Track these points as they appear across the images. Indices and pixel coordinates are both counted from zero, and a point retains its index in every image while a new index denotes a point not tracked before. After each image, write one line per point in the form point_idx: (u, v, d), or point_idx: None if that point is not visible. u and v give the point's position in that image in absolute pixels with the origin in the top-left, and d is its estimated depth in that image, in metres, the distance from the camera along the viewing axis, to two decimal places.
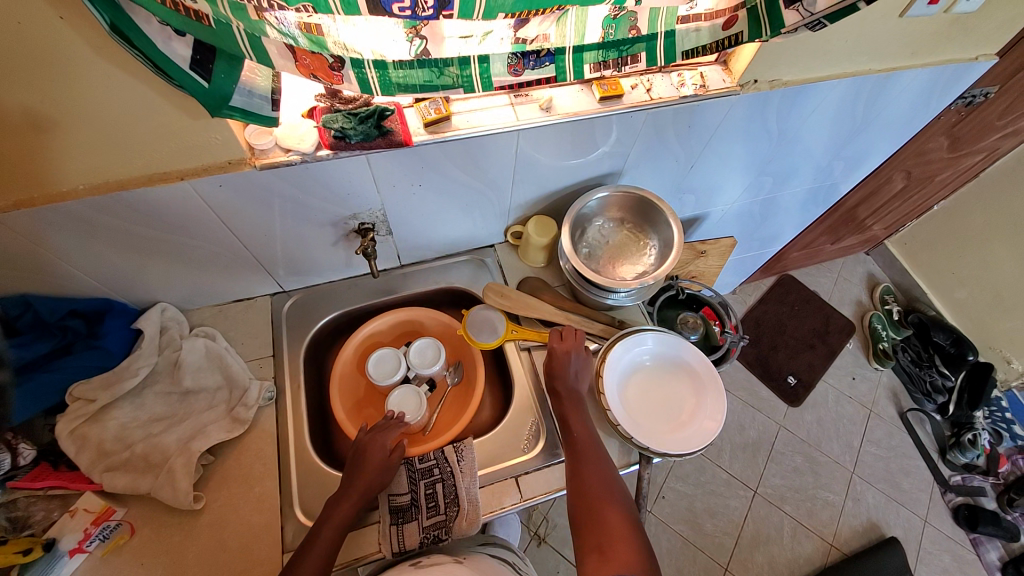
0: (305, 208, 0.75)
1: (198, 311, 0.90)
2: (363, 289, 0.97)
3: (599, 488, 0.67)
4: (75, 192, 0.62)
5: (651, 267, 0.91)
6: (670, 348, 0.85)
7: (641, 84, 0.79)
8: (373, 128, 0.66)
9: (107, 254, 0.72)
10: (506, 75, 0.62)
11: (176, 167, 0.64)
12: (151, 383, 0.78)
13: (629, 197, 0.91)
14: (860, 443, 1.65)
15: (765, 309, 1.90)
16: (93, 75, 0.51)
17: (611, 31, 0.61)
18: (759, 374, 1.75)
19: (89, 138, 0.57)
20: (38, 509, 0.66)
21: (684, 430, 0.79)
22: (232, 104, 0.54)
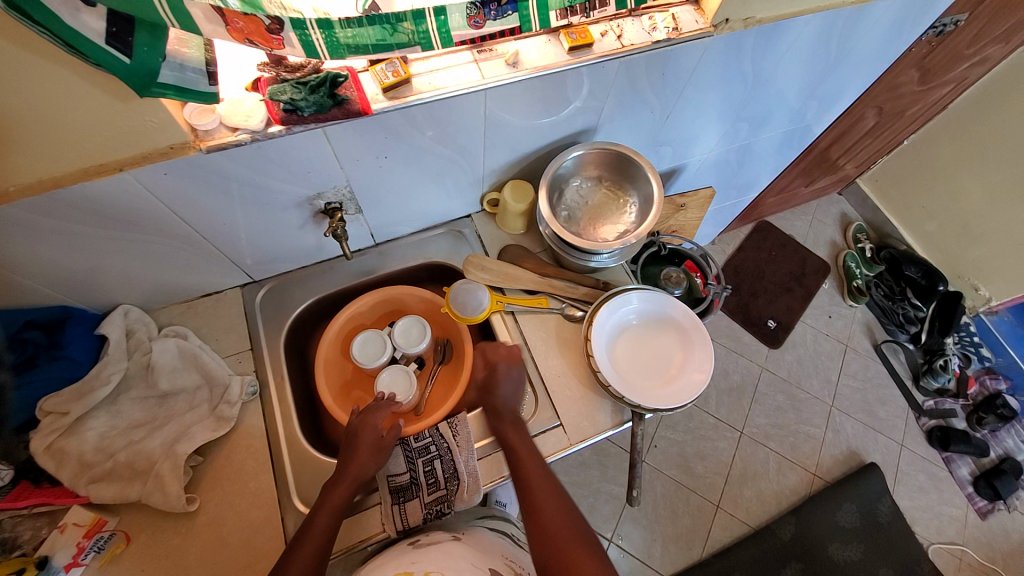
0: (264, 191, 0.71)
1: (165, 310, 0.85)
2: (338, 272, 0.93)
3: (544, 490, 0.70)
4: (5, 195, 0.56)
5: (632, 226, 0.89)
6: (656, 305, 0.84)
7: (611, 30, 0.74)
8: (326, 98, 0.60)
9: (53, 257, 0.66)
10: (466, 29, 0.57)
11: (113, 158, 0.58)
12: (126, 389, 0.75)
13: (606, 153, 0.87)
14: (838, 377, 1.73)
15: (744, 257, 1.92)
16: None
17: None
18: (741, 320, 1.79)
19: (5, 134, 0.51)
20: (25, 529, 0.65)
21: (675, 384, 0.80)
22: (161, 81, 0.49)
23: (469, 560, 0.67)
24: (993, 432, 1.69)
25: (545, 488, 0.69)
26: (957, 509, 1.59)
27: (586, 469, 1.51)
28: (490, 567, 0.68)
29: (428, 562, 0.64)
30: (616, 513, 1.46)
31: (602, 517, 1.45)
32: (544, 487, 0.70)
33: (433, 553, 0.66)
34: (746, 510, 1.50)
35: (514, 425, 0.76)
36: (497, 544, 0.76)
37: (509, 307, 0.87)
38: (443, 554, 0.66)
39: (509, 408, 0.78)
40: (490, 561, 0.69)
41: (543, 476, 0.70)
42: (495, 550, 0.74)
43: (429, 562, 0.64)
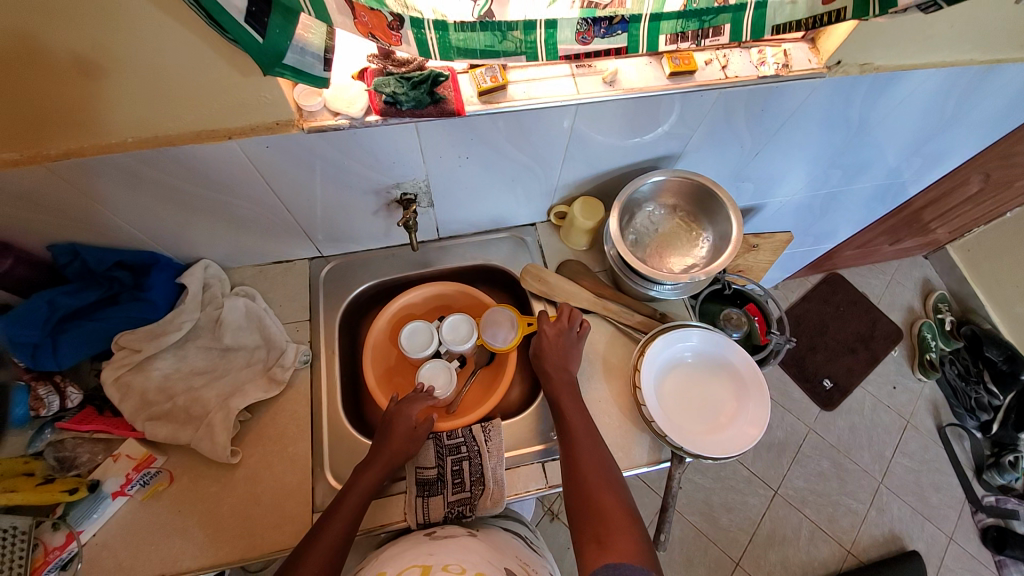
0: (349, 174, 0.73)
1: (239, 270, 0.91)
2: (399, 260, 0.95)
3: (585, 444, 0.70)
4: (125, 144, 0.61)
5: (701, 261, 0.85)
6: (713, 347, 0.81)
7: (716, 59, 0.72)
8: (425, 95, 0.62)
9: (154, 207, 0.72)
10: (573, 44, 0.57)
11: (225, 125, 0.62)
12: (194, 337, 0.80)
13: (686, 183, 0.84)
14: (892, 454, 1.59)
15: (806, 307, 1.81)
16: (139, 22, 0.48)
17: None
18: (793, 374, 1.69)
19: (135, 90, 0.55)
20: (83, 451, 0.70)
21: (722, 433, 0.76)
22: (285, 62, 0.51)
23: (484, 557, 0.65)
24: None
25: (590, 447, 0.70)
26: None
27: None
28: (506, 566, 0.66)
29: (444, 555, 0.63)
30: None
31: None
32: (586, 437, 0.71)
33: (449, 546, 0.66)
34: None
35: (574, 400, 0.75)
36: (512, 545, 0.74)
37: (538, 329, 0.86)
38: (459, 549, 0.65)
39: (560, 362, 0.79)
40: (504, 561, 0.67)
41: (588, 430, 0.72)
42: (509, 550, 0.72)
43: (445, 554, 0.63)
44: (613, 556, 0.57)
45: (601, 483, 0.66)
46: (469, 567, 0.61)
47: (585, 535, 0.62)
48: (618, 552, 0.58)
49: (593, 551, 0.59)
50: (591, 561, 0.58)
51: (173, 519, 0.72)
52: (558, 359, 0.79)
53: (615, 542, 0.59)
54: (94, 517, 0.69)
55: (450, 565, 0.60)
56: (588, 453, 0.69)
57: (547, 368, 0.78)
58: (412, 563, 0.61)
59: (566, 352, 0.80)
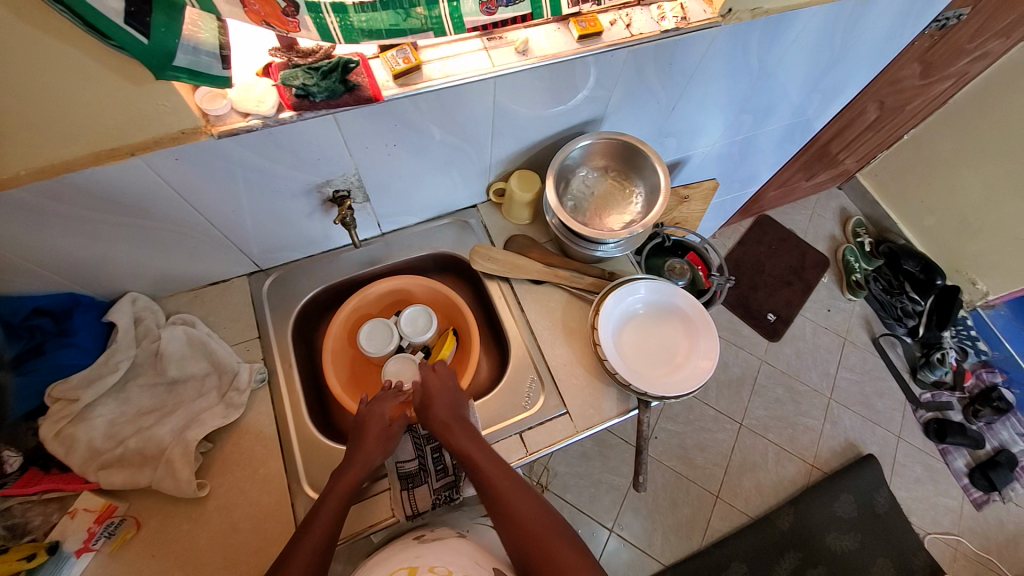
0: (275, 178, 0.71)
1: (172, 298, 0.85)
2: (344, 261, 0.93)
3: (505, 481, 0.69)
4: (18, 178, 0.55)
5: (637, 216, 0.89)
6: (661, 295, 0.85)
7: (620, 19, 0.74)
8: (338, 84, 0.60)
9: (63, 242, 0.66)
10: (478, 15, 0.57)
11: (126, 142, 0.57)
12: (135, 375, 0.76)
13: (613, 143, 0.87)
14: (837, 370, 1.74)
15: (744, 250, 1.93)
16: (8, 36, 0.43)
17: None
18: (741, 313, 1.81)
19: (15, 114, 0.50)
20: (35, 514, 0.65)
21: (680, 371, 0.80)
22: (177, 64, 0.49)
23: (473, 557, 0.66)
24: (988, 424, 1.71)
25: (512, 486, 0.69)
26: (952, 500, 1.61)
27: (587, 460, 1.52)
28: (495, 567, 0.67)
29: (432, 556, 0.64)
30: (617, 503, 1.47)
31: (603, 507, 1.47)
32: (503, 474, 0.70)
33: (435, 547, 0.67)
34: (745, 501, 1.52)
35: (473, 438, 0.73)
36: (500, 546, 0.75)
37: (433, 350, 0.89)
38: (444, 550, 0.66)
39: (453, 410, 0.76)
40: (492, 561, 0.68)
41: (500, 467, 0.70)
42: (499, 553, 0.73)
43: (432, 556, 0.64)
44: None
45: (542, 523, 0.66)
46: (456, 569, 0.62)
47: None
48: None
49: None
50: None
51: (145, 567, 0.68)
52: (448, 401, 0.77)
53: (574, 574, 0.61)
54: None
55: (437, 566, 0.61)
56: (509, 485, 0.69)
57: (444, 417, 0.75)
58: (400, 567, 0.62)
59: (445, 397, 0.78)
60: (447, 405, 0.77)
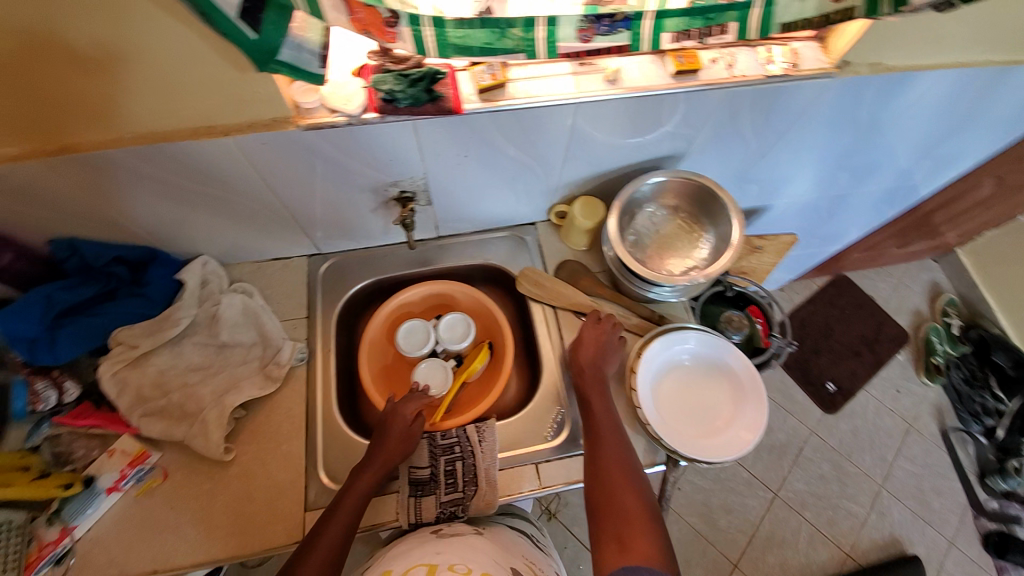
0: (346, 172, 0.72)
1: (237, 267, 0.90)
2: (398, 258, 0.94)
3: (605, 428, 0.72)
4: (121, 140, 0.61)
5: (702, 263, 0.84)
6: (711, 350, 0.80)
7: (723, 58, 0.70)
8: (423, 92, 0.61)
9: (149, 202, 0.71)
10: (574, 41, 0.55)
11: (219, 122, 0.61)
12: (191, 333, 0.80)
13: (687, 184, 0.82)
14: (894, 458, 1.58)
15: (811, 310, 1.79)
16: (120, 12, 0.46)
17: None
18: (796, 376, 1.68)
19: (127, 84, 0.54)
20: (79, 446, 0.71)
21: (718, 437, 0.75)
22: (279, 58, 0.50)
23: (490, 556, 0.64)
24: None
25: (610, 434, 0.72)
26: None
27: None
28: (512, 567, 0.65)
29: (451, 553, 0.62)
30: None
31: None
32: (608, 420, 0.73)
33: (454, 544, 0.64)
34: None
35: (601, 391, 0.76)
36: (517, 543, 0.73)
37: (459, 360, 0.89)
38: (464, 547, 0.64)
39: (593, 367, 0.78)
40: (511, 560, 0.66)
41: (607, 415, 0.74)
42: (515, 550, 0.70)
43: (454, 555, 0.61)
44: (635, 559, 0.59)
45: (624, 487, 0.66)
46: (477, 567, 0.60)
47: (607, 532, 0.63)
48: (640, 554, 0.59)
49: (614, 553, 0.61)
50: (611, 563, 0.60)
51: (166, 515, 0.72)
52: (594, 351, 0.79)
53: (636, 544, 0.61)
54: (88, 512, 0.69)
55: (457, 564, 0.59)
56: (608, 431, 0.72)
57: (581, 367, 0.78)
58: (418, 562, 0.60)
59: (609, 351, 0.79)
60: (594, 351, 0.79)
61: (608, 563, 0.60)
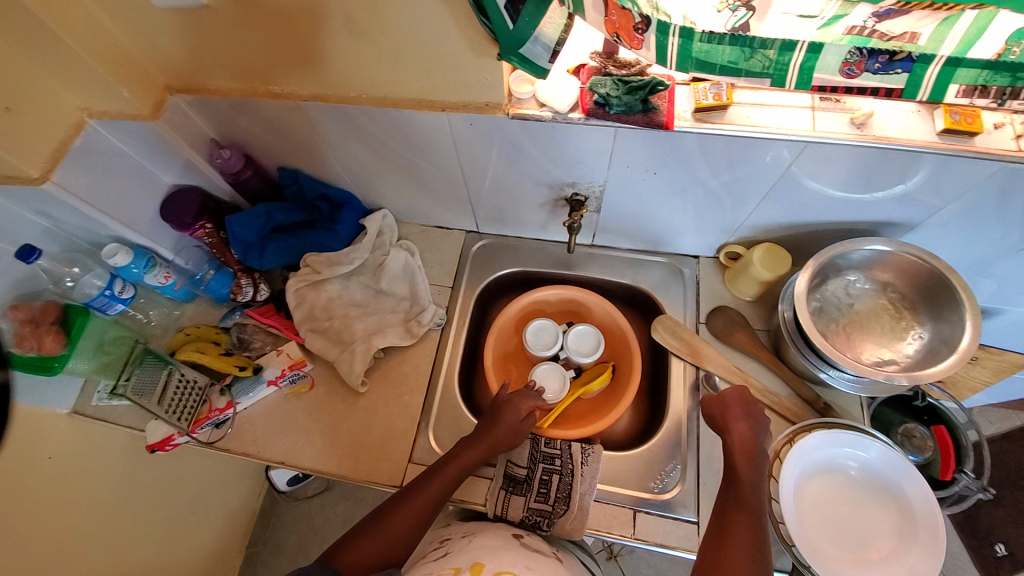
0: (532, 163, 0.74)
1: (407, 225, 0.99)
2: (547, 256, 0.95)
3: (745, 513, 0.59)
4: (360, 98, 0.70)
5: (903, 361, 0.69)
6: (885, 467, 0.66)
7: (1010, 124, 0.56)
8: (639, 102, 0.59)
9: (362, 154, 0.81)
10: (834, 74, 0.48)
11: (441, 99, 0.67)
12: (359, 274, 0.91)
13: (915, 264, 0.68)
14: None
15: (1009, 450, 1.39)
16: None
17: (1017, 50, 0.43)
18: (963, 524, 1.33)
19: (382, 53, 0.62)
20: (258, 338, 0.85)
21: (870, 573, 0.61)
22: (520, 50, 0.53)
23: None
24: None
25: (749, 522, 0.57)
26: None
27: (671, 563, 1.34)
28: None
29: (537, 574, 0.59)
30: None
31: None
32: (751, 507, 0.59)
33: (539, 566, 0.61)
34: None
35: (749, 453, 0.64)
36: None
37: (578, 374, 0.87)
38: (549, 573, 0.61)
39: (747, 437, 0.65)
40: None
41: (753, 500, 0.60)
42: None
43: None
44: None
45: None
46: None
47: None
48: None
49: None
50: None
51: (303, 419, 0.83)
52: (745, 410, 0.68)
53: None
54: (250, 395, 0.82)
55: None
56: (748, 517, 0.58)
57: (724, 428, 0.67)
58: (506, 569, 0.58)
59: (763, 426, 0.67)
60: (743, 415, 0.68)
61: None
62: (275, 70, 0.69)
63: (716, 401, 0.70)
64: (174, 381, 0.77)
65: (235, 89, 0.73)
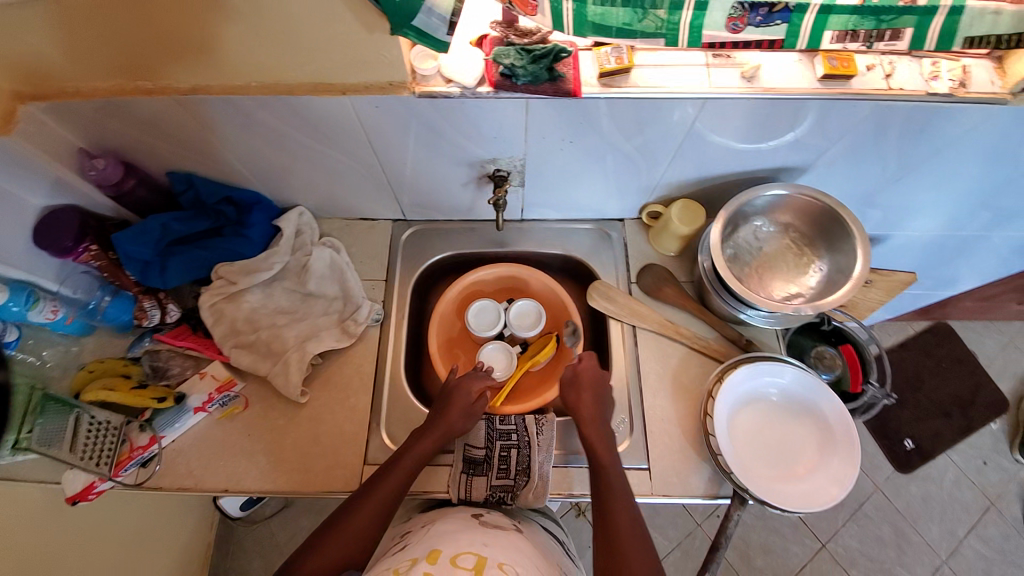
0: (449, 143, 0.72)
1: (328, 221, 0.94)
2: (479, 236, 0.94)
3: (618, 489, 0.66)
4: (247, 88, 0.64)
5: (808, 292, 0.76)
6: (803, 389, 0.73)
7: (881, 65, 0.62)
8: (544, 70, 0.58)
9: (264, 149, 0.75)
10: (721, 30, 0.50)
11: (340, 82, 0.63)
12: (281, 278, 0.85)
13: (811, 203, 0.74)
14: (966, 535, 1.41)
15: (901, 356, 1.61)
16: None
17: None
18: (870, 425, 1.53)
19: (265, 36, 0.57)
20: (175, 364, 0.78)
21: (797, 485, 0.69)
22: (413, 23, 0.50)
23: (532, 561, 0.61)
24: None
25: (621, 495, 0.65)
26: None
27: None
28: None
29: (496, 550, 0.60)
30: None
31: None
32: (618, 481, 0.67)
33: (500, 540, 0.62)
34: None
35: (601, 432, 0.71)
36: (552, 550, 0.70)
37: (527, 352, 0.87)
38: (508, 546, 0.62)
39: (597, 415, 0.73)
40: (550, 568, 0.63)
41: (618, 474, 0.68)
42: (551, 555, 0.68)
43: (499, 551, 0.60)
44: None
45: (634, 544, 0.60)
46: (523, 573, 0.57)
47: None
48: None
49: None
50: None
51: (242, 440, 0.78)
52: (593, 389, 0.76)
53: None
54: (176, 426, 0.76)
55: (505, 563, 0.57)
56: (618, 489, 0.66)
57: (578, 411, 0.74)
58: (465, 551, 0.58)
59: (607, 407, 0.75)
60: (591, 398, 0.75)
61: None
62: (139, 62, 0.60)
63: (571, 389, 0.76)
64: (85, 426, 0.70)
65: (102, 89, 0.64)
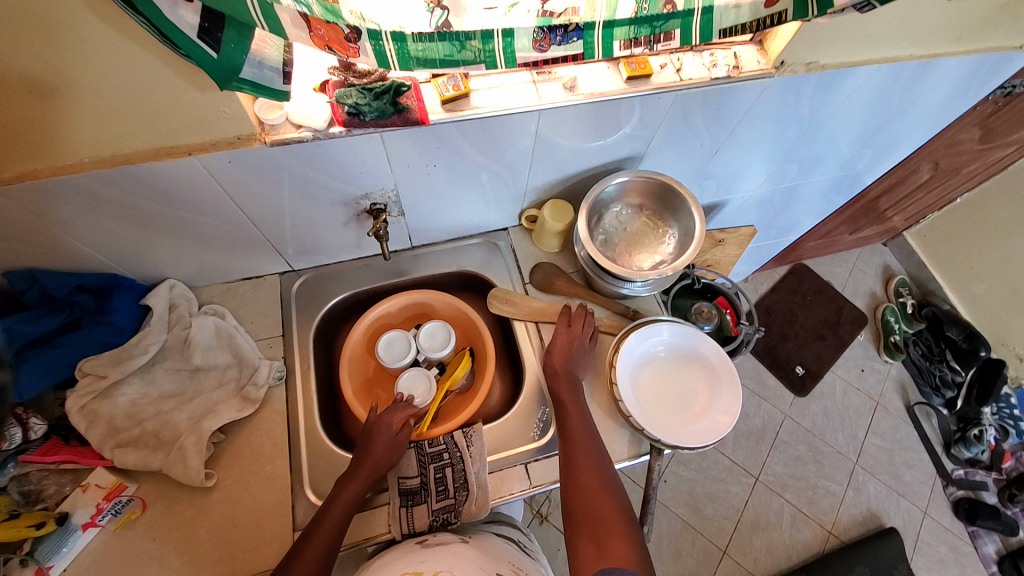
0: (318, 187, 0.73)
1: (207, 288, 0.89)
2: (374, 270, 0.95)
3: (576, 422, 0.75)
4: (81, 165, 0.60)
5: (669, 258, 0.88)
6: (684, 340, 0.83)
7: (671, 63, 0.75)
8: (388, 105, 0.63)
9: (115, 227, 0.70)
10: (531, 52, 0.58)
11: (184, 142, 0.61)
12: (162, 359, 0.78)
13: (650, 183, 0.86)
14: (865, 435, 1.65)
15: (776, 298, 1.87)
16: (75, 36, 0.46)
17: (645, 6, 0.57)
18: (767, 363, 1.74)
19: (91, 109, 0.54)
20: (50, 484, 0.67)
21: (696, 424, 0.78)
22: (241, 76, 0.51)
23: (477, 563, 0.64)
24: None
25: (581, 425, 0.75)
26: None
27: None
28: (498, 572, 0.65)
29: (437, 562, 0.63)
30: None
31: None
32: (578, 411, 0.77)
33: (440, 554, 0.65)
34: (753, 561, 1.44)
35: (575, 396, 0.78)
36: (504, 551, 0.72)
37: (440, 364, 0.90)
38: (450, 556, 0.64)
39: (567, 369, 0.80)
40: (497, 566, 0.66)
41: (578, 408, 0.77)
42: (502, 555, 0.70)
43: (438, 562, 0.62)
44: (612, 562, 0.59)
45: (591, 466, 0.70)
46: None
47: (583, 538, 0.64)
48: (617, 557, 0.60)
49: (592, 557, 0.61)
50: (588, 567, 0.60)
51: (147, 547, 0.69)
52: (565, 356, 0.81)
53: (613, 549, 0.61)
54: (63, 551, 0.66)
55: (442, 572, 0.59)
56: (578, 418, 0.76)
57: (555, 368, 0.80)
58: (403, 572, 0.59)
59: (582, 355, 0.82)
60: (563, 353, 0.82)
61: (586, 566, 0.61)
62: None
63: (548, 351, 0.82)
64: None
65: None
